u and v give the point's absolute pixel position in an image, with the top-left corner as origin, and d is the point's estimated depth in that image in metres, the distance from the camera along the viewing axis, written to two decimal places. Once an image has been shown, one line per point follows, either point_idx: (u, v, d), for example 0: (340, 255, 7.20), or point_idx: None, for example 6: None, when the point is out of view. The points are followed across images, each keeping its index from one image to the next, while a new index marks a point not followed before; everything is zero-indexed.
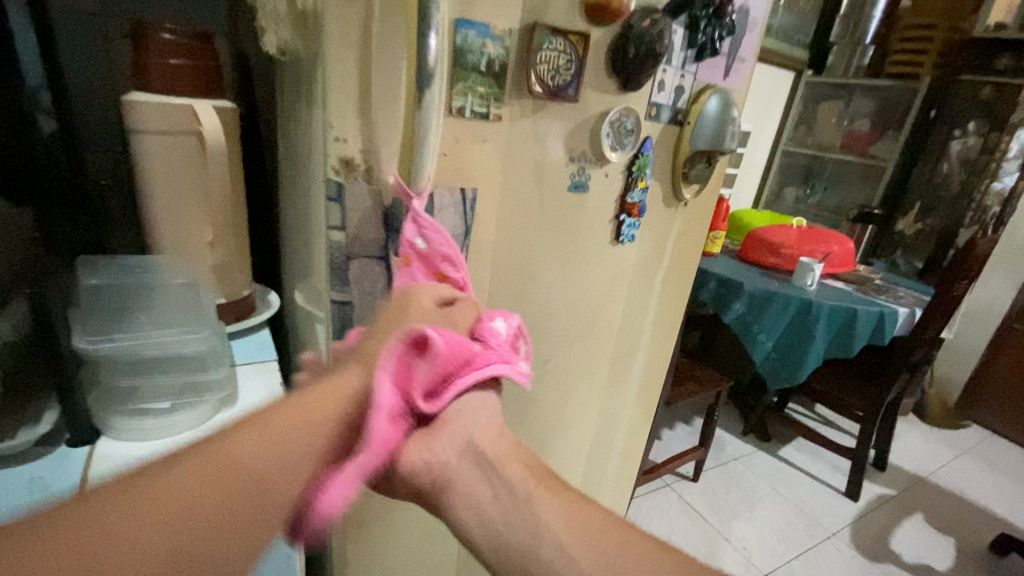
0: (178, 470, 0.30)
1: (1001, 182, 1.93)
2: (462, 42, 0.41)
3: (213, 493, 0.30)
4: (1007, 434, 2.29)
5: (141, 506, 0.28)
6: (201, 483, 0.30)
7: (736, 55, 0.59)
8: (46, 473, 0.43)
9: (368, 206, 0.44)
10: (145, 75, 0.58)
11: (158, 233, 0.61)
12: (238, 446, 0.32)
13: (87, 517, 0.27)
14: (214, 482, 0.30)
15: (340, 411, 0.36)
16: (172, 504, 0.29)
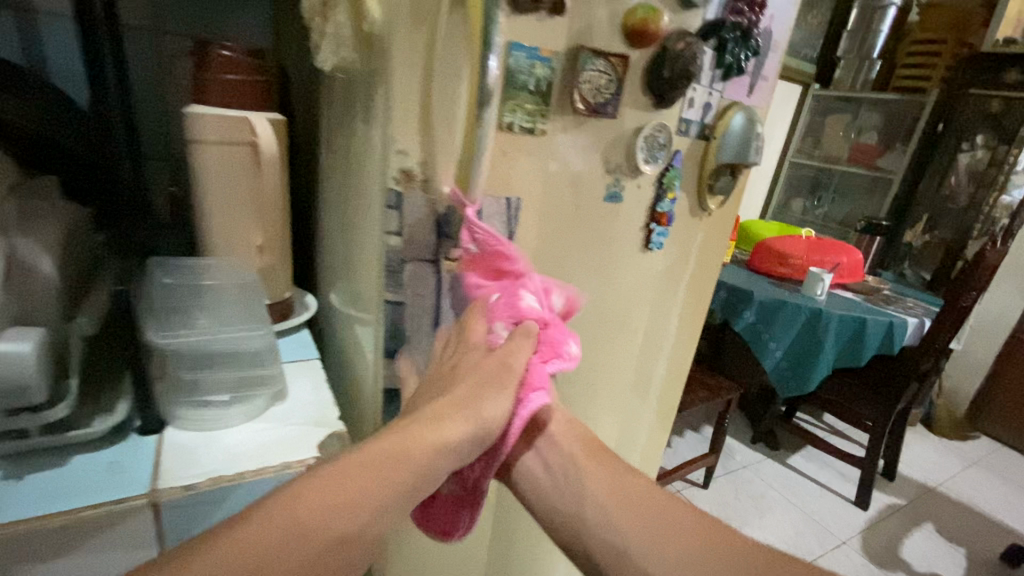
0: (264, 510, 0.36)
1: (1010, 196, 1.94)
2: (514, 64, 0.44)
3: (293, 535, 0.36)
4: (1016, 446, 2.29)
5: (237, 549, 0.34)
6: (291, 522, 0.36)
7: (760, 74, 0.63)
8: (122, 458, 0.47)
9: (423, 213, 0.48)
10: (204, 89, 0.62)
11: (210, 236, 0.64)
12: (322, 489, 0.39)
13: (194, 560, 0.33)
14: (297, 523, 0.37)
15: (398, 461, 0.43)
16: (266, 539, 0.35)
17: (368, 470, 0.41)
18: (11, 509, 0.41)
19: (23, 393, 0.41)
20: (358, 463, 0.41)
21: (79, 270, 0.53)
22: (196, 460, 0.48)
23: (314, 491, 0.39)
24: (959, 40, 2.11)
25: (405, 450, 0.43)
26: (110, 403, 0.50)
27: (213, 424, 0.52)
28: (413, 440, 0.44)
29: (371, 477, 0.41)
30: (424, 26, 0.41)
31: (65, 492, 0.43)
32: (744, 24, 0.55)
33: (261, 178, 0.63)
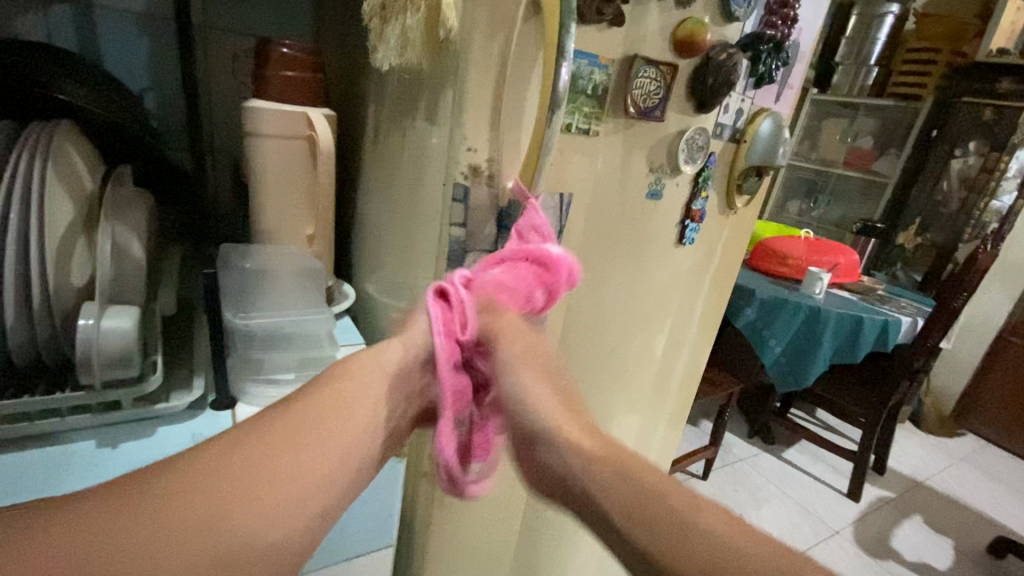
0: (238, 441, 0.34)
1: (999, 201, 2.01)
2: (577, 70, 0.48)
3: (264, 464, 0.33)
4: (1000, 444, 2.38)
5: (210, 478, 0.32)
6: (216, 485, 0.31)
7: (787, 82, 0.67)
8: (203, 429, 0.51)
9: (486, 206, 0.51)
10: (265, 86, 0.65)
11: (266, 225, 0.67)
12: (245, 448, 0.33)
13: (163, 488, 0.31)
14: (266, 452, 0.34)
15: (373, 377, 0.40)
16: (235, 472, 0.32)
17: (306, 429, 0.35)
18: (113, 472, 0.44)
19: (124, 368, 0.44)
20: (295, 421, 0.36)
21: (154, 257, 0.57)
22: None
23: (239, 451, 0.33)
24: (953, 49, 2.16)
25: (343, 399, 0.38)
26: (186, 381, 0.53)
27: (278, 402, 0.56)
28: (352, 398, 0.38)
29: (310, 439, 0.35)
30: (499, 34, 0.45)
31: (158, 459, 0.46)
32: (778, 36, 0.58)
33: (314, 169, 0.66)
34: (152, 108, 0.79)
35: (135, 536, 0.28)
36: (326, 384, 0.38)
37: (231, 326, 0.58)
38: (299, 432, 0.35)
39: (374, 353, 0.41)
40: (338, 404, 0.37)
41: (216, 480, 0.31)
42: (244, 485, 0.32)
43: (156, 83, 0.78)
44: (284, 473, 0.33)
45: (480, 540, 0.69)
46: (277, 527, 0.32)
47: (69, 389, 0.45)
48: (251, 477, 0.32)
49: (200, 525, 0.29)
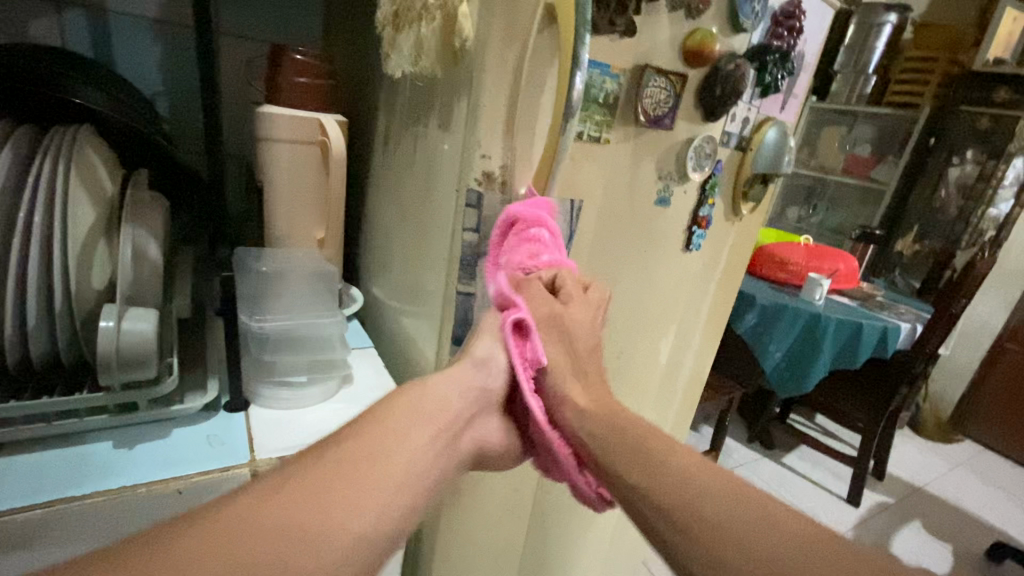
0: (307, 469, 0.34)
1: (997, 209, 2.04)
2: (590, 79, 0.49)
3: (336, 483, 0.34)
4: (997, 450, 2.39)
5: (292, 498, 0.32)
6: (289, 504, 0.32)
7: (792, 91, 0.68)
8: (217, 432, 0.51)
9: (499, 212, 0.52)
10: (278, 92, 0.66)
11: (277, 229, 0.68)
12: (301, 477, 0.33)
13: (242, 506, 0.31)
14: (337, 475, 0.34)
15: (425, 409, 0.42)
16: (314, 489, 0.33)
17: (353, 460, 0.36)
18: (129, 471, 0.44)
19: (142, 370, 0.44)
20: (342, 456, 0.36)
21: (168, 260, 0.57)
22: (283, 436, 0.52)
23: (293, 484, 0.33)
24: (951, 57, 2.20)
25: (397, 431, 0.39)
26: (200, 383, 0.54)
27: (291, 404, 0.57)
28: (396, 430, 0.39)
29: (361, 467, 0.35)
30: (515, 43, 0.46)
31: (175, 460, 0.47)
32: (783, 47, 0.60)
33: (325, 175, 0.67)
34: (163, 113, 0.79)
35: (227, 552, 0.28)
36: (381, 413, 0.40)
37: (247, 328, 0.60)
38: (351, 465, 0.35)
39: (414, 389, 0.43)
40: (384, 438, 0.38)
41: (272, 510, 0.31)
42: (303, 513, 0.31)
43: (169, 88, 0.79)
44: (338, 500, 0.33)
45: (488, 543, 0.69)
46: (341, 553, 0.31)
47: (87, 390, 0.45)
48: (307, 507, 0.32)
49: (286, 539, 0.30)
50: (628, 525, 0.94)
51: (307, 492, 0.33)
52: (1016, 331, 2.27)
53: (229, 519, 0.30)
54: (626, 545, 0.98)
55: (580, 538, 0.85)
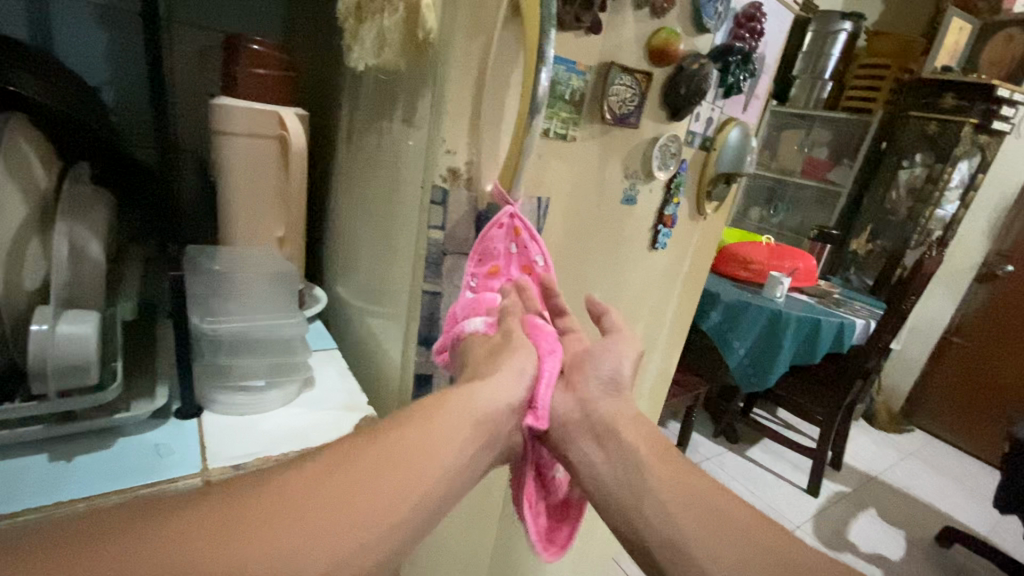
0: (341, 465, 0.34)
1: (943, 210, 2.14)
2: (556, 77, 0.49)
3: (370, 479, 0.34)
4: (946, 439, 2.52)
5: (318, 492, 0.32)
6: (318, 498, 0.32)
7: (754, 93, 0.70)
8: (167, 441, 0.48)
9: (465, 209, 0.51)
10: (233, 83, 0.63)
11: (232, 225, 0.65)
12: (340, 470, 0.34)
13: (276, 490, 0.32)
14: (369, 476, 0.34)
15: (459, 416, 0.41)
16: (348, 485, 0.33)
17: (379, 466, 0.35)
18: (68, 486, 0.41)
19: (80, 377, 0.41)
20: (363, 456, 0.36)
21: (113, 260, 0.54)
22: (240, 442, 0.50)
23: (313, 484, 0.33)
24: (901, 65, 2.32)
25: (432, 441, 0.39)
26: (149, 389, 0.51)
27: (251, 409, 0.54)
28: (424, 437, 0.38)
29: (383, 473, 0.35)
30: (480, 37, 0.45)
31: (121, 471, 0.44)
32: (745, 49, 0.61)
33: (283, 171, 0.64)
34: (110, 103, 0.75)
35: (255, 524, 0.29)
36: (424, 413, 0.41)
37: (198, 330, 0.57)
38: (368, 465, 0.35)
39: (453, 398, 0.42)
40: (407, 442, 0.38)
41: (292, 510, 0.31)
42: (324, 511, 0.31)
43: (115, 77, 0.74)
44: (365, 495, 0.33)
45: (455, 548, 0.68)
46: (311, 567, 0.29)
47: (19, 401, 0.42)
48: (324, 506, 0.32)
49: (313, 526, 0.30)
50: (596, 524, 0.95)
51: (343, 488, 0.33)
52: (963, 326, 2.40)
53: (237, 510, 0.30)
54: (595, 543, 0.98)
55: None
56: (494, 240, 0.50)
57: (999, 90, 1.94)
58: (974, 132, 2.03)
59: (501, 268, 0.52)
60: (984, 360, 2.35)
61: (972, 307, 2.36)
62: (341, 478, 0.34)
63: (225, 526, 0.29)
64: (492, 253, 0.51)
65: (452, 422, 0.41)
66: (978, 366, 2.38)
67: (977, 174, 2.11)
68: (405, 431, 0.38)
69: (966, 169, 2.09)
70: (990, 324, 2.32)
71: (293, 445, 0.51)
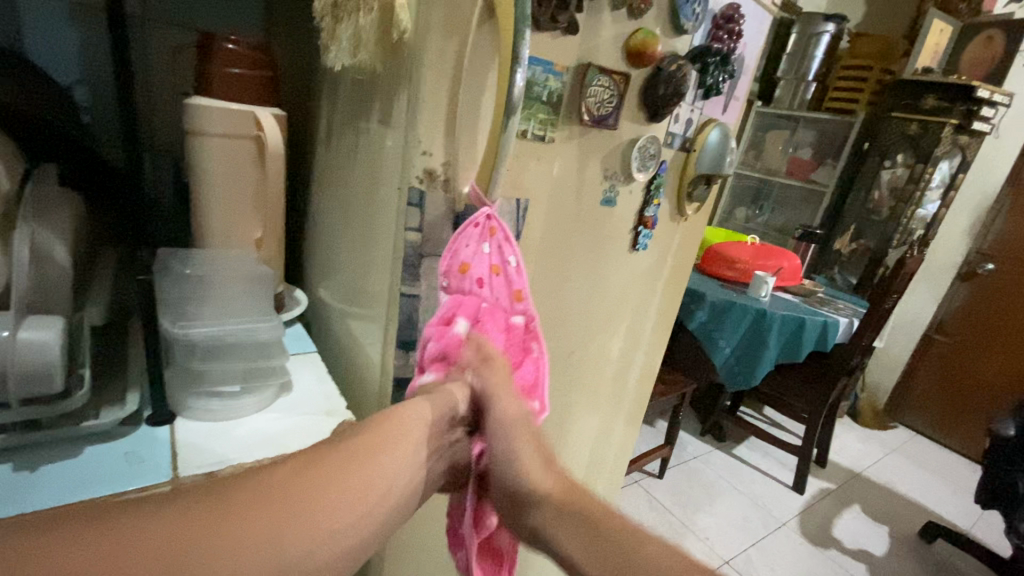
0: (303, 473, 0.34)
1: (925, 209, 2.20)
2: (533, 77, 0.48)
3: (332, 487, 0.34)
4: (928, 434, 2.56)
5: (281, 498, 0.32)
6: (280, 504, 0.31)
7: (733, 94, 0.70)
8: (137, 449, 0.47)
9: (442, 211, 0.50)
10: (207, 82, 0.62)
11: (209, 227, 0.64)
12: (303, 477, 0.33)
13: (236, 495, 0.31)
14: (330, 485, 0.34)
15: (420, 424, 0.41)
16: (309, 492, 0.33)
17: (340, 474, 0.35)
18: (31, 497, 0.40)
19: (43, 384, 0.40)
20: (325, 464, 0.35)
21: (81, 263, 0.53)
22: (212, 449, 0.49)
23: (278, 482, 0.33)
24: (883, 67, 2.35)
25: (395, 449, 0.38)
26: (119, 395, 0.50)
27: (224, 414, 0.53)
28: (390, 444, 0.38)
29: (344, 482, 0.35)
30: (454, 37, 0.44)
31: (89, 480, 0.43)
32: (724, 50, 0.61)
33: (260, 172, 0.63)
34: (83, 104, 0.73)
35: (215, 532, 0.28)
36: (388, 419, 0.40)
37: (169, 334, 0.56)
38: (334, 467, 0.35)
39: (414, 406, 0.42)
40: (375, 446, 0.38)
41: (259, 512, 0.30)
42: (289, 509, 0.31)
43: (87, 77, 0.72)
44: (326, 503, 0.33)
45: (437, 552, 0.67)
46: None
47: None
48: (285, 515, 0.31)
49: (275, 535, 0.30)
50: None
51: (305, 495, 0.32)
52: (944, 324, 2.44)
53: (196, 516, 0.29)
54: None
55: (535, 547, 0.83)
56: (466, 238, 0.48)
57: (980, 91, 1.98)
58: (954, 132, 2.06)
59: (473, 265, 0.48)
60: (965, 356, 2.39)
61: (953, 305, 2.41)
62: (302, 485, 0.33)
63: (184, 534, 0.28)
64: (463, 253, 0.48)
65: (411, 428, 0.40)
66: (959, 362, 2.42)
67: (956, 174, 2.15)
68: (369, 438, 0.38)
69: (946, 169, 2.13)
70: (971, 322, 2.36)
71: (267, 453, 0.50)
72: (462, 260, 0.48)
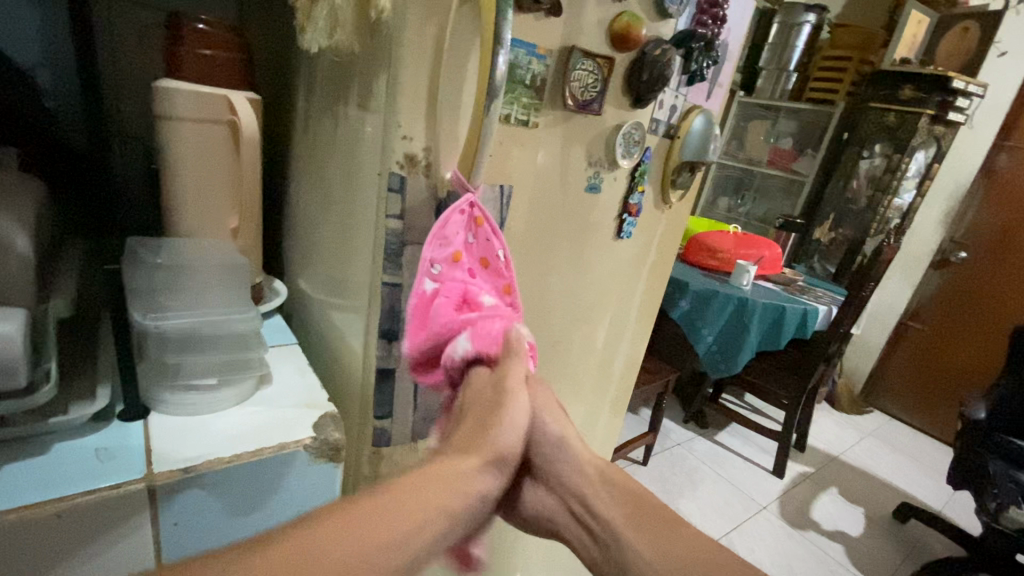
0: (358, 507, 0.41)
1: (902, 199, 2.21)
2: (515, 60, 0.47)
3: (376, 519, 0.40)
4: (902, 418, 2.63)
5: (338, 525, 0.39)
6: (335, 530, 0.38)
7: (717, 80, 0.70)
8: (109, 444, 0.46)
9: (424, 198, 0.49)
10: (176, 63, 0.59)
11: (182, 217, 0.62)
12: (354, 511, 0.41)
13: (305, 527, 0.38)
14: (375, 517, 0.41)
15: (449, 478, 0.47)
16: (359, 526, 0.39)
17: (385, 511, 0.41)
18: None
19: (7, 379, 0.39)
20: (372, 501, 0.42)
21: (45, 254, 0.51)
22: (188, 443, 0.48)
23: (291, 547, 0.36)
24: (862, 57, 2.37)
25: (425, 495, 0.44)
26: (89, 390, 0.48)
27: (200, 407, 0.52)
28: (394, 509, 0.42)
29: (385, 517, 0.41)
30: (434, 17, 0.43)
31: (57, 480, 0.41)
32: (708, 35, 0.60)
33: (235, 158, 0.61)
34: (46, 86, 0.68)
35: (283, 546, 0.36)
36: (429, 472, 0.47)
37: (140, 326, 0.54)
38: (348, 523, 0.39)
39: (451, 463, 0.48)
40: (385, 505, 0.42)
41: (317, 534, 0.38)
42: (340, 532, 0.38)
43: (50, 56, 0.68)
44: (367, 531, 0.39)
45: None
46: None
47: None
48: (336, 538, 0.38)
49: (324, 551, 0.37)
50: None
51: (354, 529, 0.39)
52: (920, 311, 2.50)
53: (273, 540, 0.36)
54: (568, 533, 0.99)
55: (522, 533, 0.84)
56: (455, 225, 0.48)
57: (956, 82, 2.00)
58: (930, 123, 2.09)
59: (463, 254, 0.50)
60: (938, 342, 2.46)
61: (927, 292, 2.47)
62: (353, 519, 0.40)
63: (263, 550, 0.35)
64: (454, 243, 0.49)
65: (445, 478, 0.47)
66: (933, 349, 2.49)
67: (932, 164, 2.18)
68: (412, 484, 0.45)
69: (922, 159, 2.16)
70: (945, 309, 2.42)
71: (245, 446, 0.48)
72: (452, 251, 0.49)
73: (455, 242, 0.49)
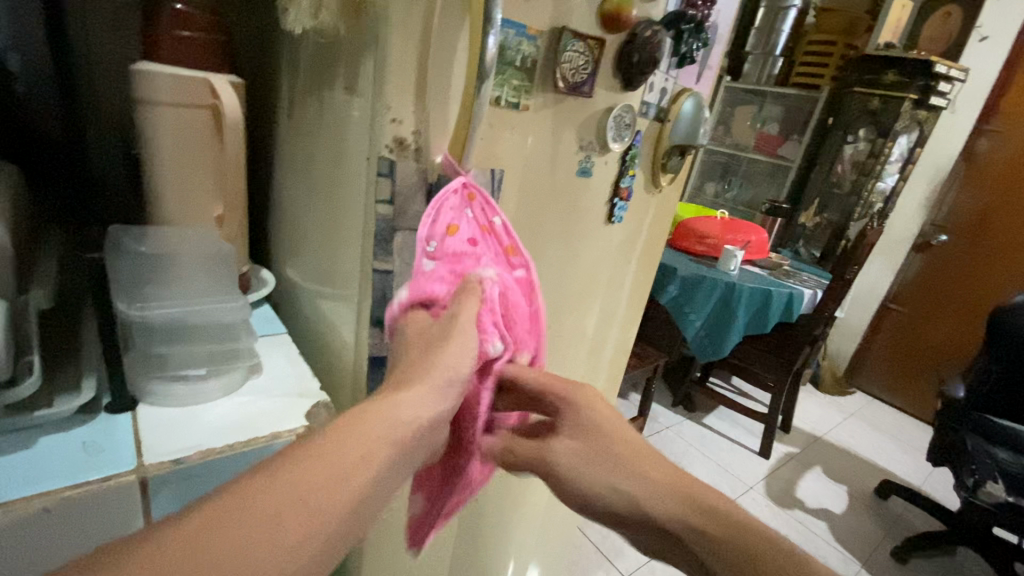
0: (268, 477, 0.31)
1: (885, 182, 2.24)
2: (506, 42, 0.46)
3: (305, 491, 0.31)
4: (884, 399, 2.70)
5: (245, 510, 0.29)
6: (247, 519, 0.28)
7: (706, 64, 0.70)
8: (95, 437, 0.44)
9: (414, 181, 0.48)
10: (152, 46, 0.57)
11: (163, 205, 0.61)
12: (269, 482, 0.31)
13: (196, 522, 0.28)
14: (304, 484, 0.31)
15: (387, 418, 0.37)
16: (276, 502, 0.30)
17: (312, 474, 0.32)
18: None
19: None
20: (292, 463, 0.32)
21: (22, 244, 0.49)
22: (178, 436, 0.47)
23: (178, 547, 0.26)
24: (847, 42, 2.39)
25: (365, 441, 0.35)
26: (73, 385, 0.47)
27: (188, 399, 0.51)
28: (327, 469, 0.32)
29: (316, 481, 0.32)
30: None
31: (42, 473, 0.40)
32: (698, 16, 0.60)
33: (217, 145, 0.60)
34: None
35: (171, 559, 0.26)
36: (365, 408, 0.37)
37: (125, 316, 0.55)
38: (260, 495, 0.30)
39: (392, 398, 0.38)
40: (316, 466, 0.32)
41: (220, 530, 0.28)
42: (252, 518, 0.29)
43: None
44: (294, 508, 0.30)
45: None
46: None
47: None
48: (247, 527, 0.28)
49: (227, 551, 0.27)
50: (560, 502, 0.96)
51: (272, 505, 0.30)
52: (901, 294, 2.55)
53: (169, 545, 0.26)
54: (559, 520, 1.00)
55: (515, 517, 0.84)
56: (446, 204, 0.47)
57: (938, 66, 2.01)
58: (914, 107, 2.11)
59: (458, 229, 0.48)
60: (919, 324, 2.51)
61: (908, 275, 2.51)
62: (265, 494, 0.30)
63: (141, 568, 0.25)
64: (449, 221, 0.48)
65: (387, 414, 0.37)
66: (914, 330, 2.54)
67: (914, 148, 2.21)
68: (343, 426, 0.35)
69: (905, 143, 2.18)
70: (924, 291, 2.48)
71: (234, 438, 0.48)
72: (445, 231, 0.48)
73: (447, 222, 0.48)
